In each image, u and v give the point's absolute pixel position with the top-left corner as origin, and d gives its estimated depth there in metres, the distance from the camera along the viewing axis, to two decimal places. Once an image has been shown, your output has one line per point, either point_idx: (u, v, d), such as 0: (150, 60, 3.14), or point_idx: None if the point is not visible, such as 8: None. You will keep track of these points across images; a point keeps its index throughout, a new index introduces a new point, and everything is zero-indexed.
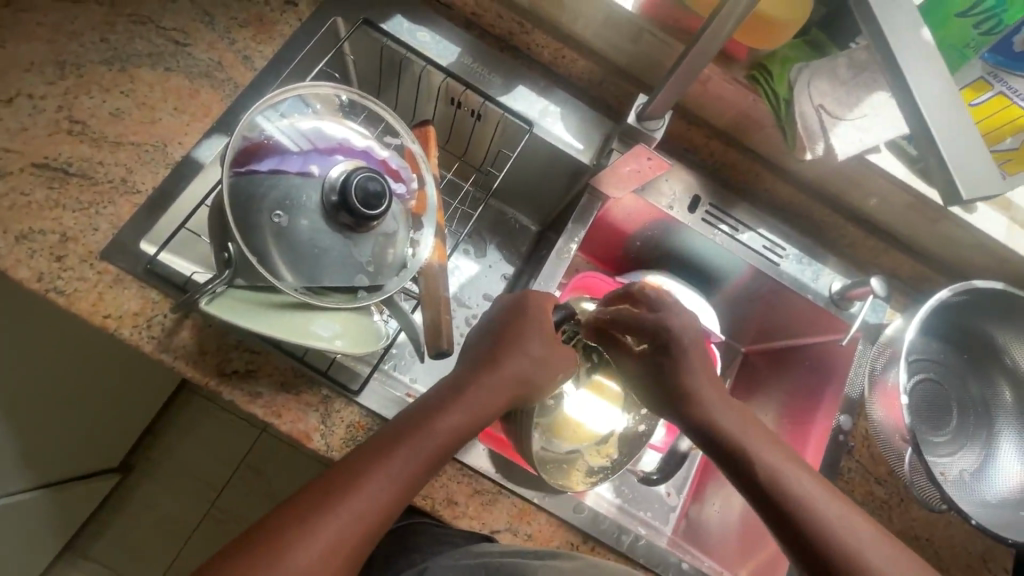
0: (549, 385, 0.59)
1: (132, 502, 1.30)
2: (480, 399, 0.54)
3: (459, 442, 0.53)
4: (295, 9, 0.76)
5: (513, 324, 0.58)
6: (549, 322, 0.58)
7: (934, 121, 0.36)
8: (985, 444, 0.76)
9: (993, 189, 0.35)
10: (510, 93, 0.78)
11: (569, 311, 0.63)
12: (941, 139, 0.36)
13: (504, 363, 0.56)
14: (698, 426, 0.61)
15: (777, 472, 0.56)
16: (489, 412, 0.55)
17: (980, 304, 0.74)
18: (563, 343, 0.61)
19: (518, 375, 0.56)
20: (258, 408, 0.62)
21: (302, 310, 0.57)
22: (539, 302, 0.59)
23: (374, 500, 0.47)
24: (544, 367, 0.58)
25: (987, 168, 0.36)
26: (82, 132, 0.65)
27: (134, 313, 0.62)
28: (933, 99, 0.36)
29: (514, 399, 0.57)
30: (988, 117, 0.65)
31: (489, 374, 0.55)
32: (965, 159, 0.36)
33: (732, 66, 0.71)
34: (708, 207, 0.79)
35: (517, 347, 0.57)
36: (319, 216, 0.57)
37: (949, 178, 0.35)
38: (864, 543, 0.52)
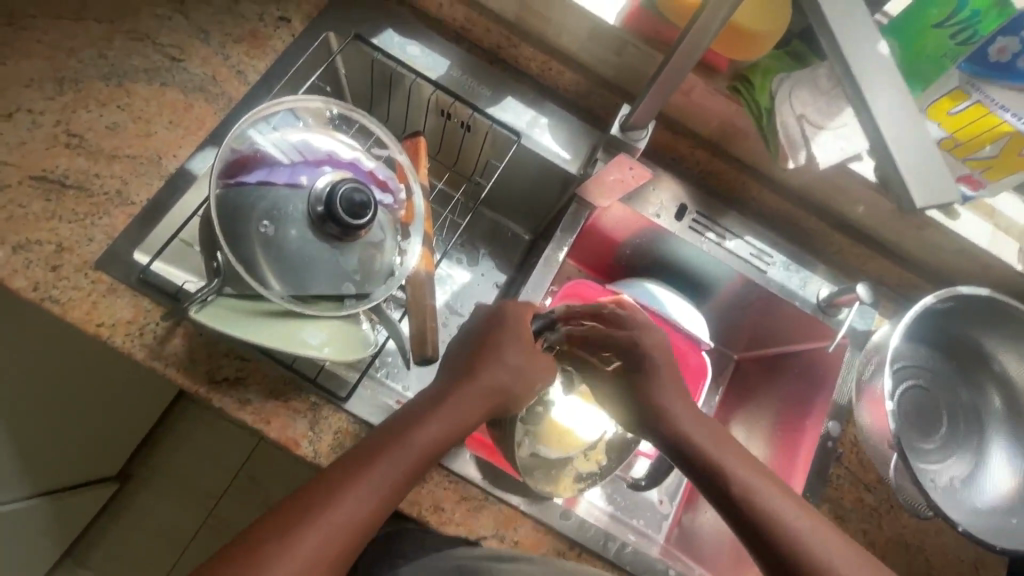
0: (528, 395, 0.59)
1: (131, 510, 1.31)
2: (459, 409, 0.55)
3: (439, 451, 0.54)
4: (288, 25, 0.78)
5: (491, 334, 0.58)
6: (528, 331, 0.59)
7: (889, 135, 0.37)
8: (976, 451, 0.76)
9: (948, 196, 0.37)
10: (498, 105, 0.80)
11: (548, 318, 0.63)
12: (896, 150, 0.37)
13: (482, 373, 0.56)
14: (671, 441, 0.61)
15: (755, 492, 0.56)
16: (469, 422, 0.55)
17: (967, 310, 0.74)
18: (543, 352, 0.61)
19: (497, 385, 0.56)
20: (247, 414, 0.63)
21: (289, 318, 0.58)
22: (517, 314, 0.60)
23: (353, 512, 0.48)
24: (524, 377, 0.58)
25: (944, 176, 0.37)
26: (80, 146, 0.67)
27: (127, 321, 0.63)
28: (894, 113, 0.37)
29: (494, 408, 0.57)
30: (965, 126, 0.66)
31: (467, 384, 0.56)
32: (920, 170, 0.37)
33: (714, 77, 0.72)
34: (695, 215, 0.80)
35: (495, 356, 0.57)
36: (306, 226, 0.58)
37: (905, 186, 0.37)
38: (831, 552, 0.53)
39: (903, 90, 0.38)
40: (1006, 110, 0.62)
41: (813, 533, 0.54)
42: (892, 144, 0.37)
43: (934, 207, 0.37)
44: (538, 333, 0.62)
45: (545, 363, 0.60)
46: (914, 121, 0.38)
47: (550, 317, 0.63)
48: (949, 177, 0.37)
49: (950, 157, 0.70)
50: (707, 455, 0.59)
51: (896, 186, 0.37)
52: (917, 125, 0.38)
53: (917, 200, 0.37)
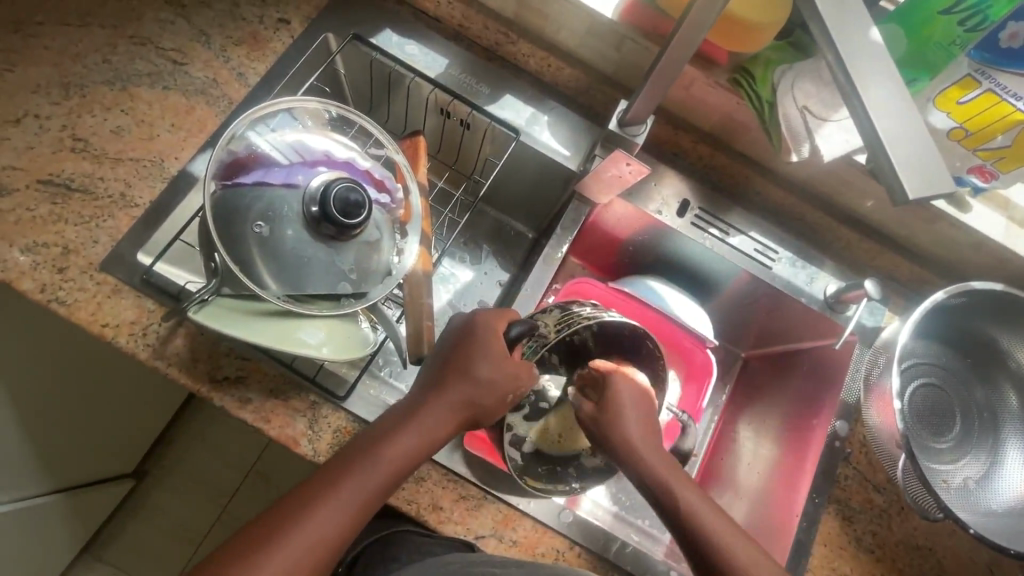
0: (503, 407, 0.58)
1: (146, 507, 1.34)
2: (427, 425, 0.54)
3: (410, 466, 0.54)
4: (288, 26, 0.78)
5: (461, 346, 0.57)
6: (501, 342, 0.58)
7: (881, 126, 0.36)
8: (991, 451, 0.73)
9: (944, 188, 0.35)
10: (497, 102, 0.79)
11: (528, 326, 0.59)
12: (889, 143, 0.36)
13: (451, 388, 0.56)
14: (649, 488, 0.59)
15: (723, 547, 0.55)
16: (439, 436, 0.55)
17: (982, 306, 0.72)
18: (523, 359, 0.59)
19: (467, 399, 0.56)
20: (247, 413, 0.64)
21: (288, 317, 0.59)
22: (488, 324, 0.58)
23: (320, 532, 0.48)
24: (498, 389, 0.57)
25: (940, 167, 0.35)
26: (85, 149, 0.68)
27: (130, 321, 0.64)
28: (889, 102, 0.36)
29: (465, 421, 0.57)
30: (976, 115, 0.63)
31: (435, 400, 0.55)
32: (915, 163, 0.35)
33: (714, 70, 0.71)
34: (697, 211, 0.79)
35: (464, 370, 0.56)
36: (302, 226, 0.58)
37: (895, 177, 0.35)
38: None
39: (899, 79, 0.37)
40: (1018, 98, 0.60)
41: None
42: (885, 137, 0.35)
43: (927, 200, 0.36)
44: (515, 340, 0.59)
45: (520, 369, 0.58)
46: (909, 111, 0.36)
47: (530, 323, 0.60)
48: (944, 169, 0.36)
49: (961, 147, 0.68)
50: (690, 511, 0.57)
51: (886, 176, 0.36)
52: (914, 115, 0.37)
53: (909, 191, 0.35)
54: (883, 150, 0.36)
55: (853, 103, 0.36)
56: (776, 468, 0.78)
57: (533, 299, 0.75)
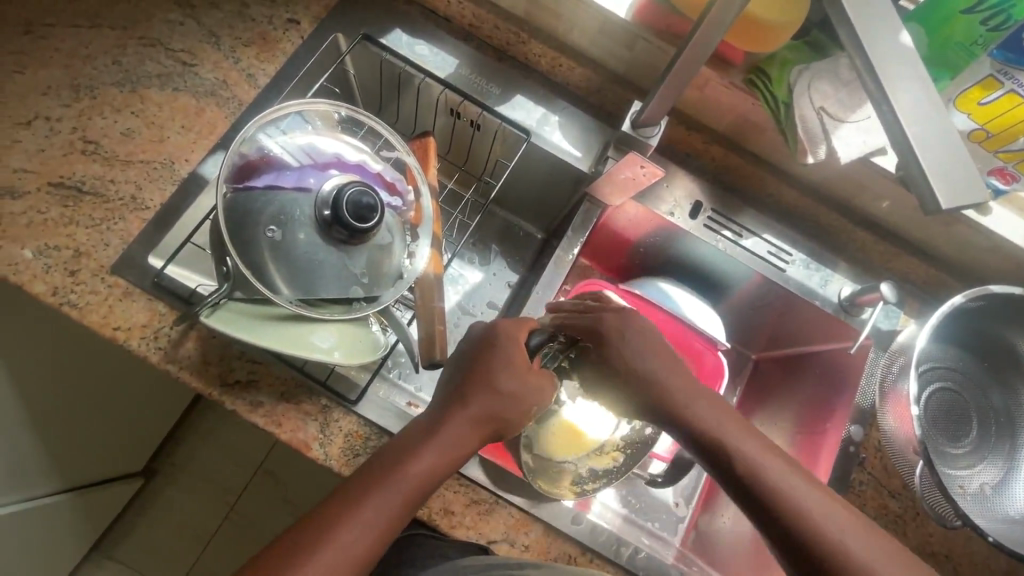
0: (524, 418, 0.57)
1: (155, 506, 1.35)
2: (450, 440, 0.54)
3: (433, 483, 0.53)
4: (297, 27, 0.78)
5: (481, 358, 0.56)
6: (523, 354, 0.57)
7: (911, 130, 0.35)
8: (1009, 456, 0.72)
9: (975, 198, 0.35)
10: (507, 103, 0.79)
11: (546, 335, 0.61)
12: (918, 148, 0.35)
13: (471, 402, 0.55)
14: (702, 442, 0.58)
15: (788, 494, 0.53)
16: (462, 452, 0.54)
17: (1000, 310, 0.71)
18: (541, 368, 0.60)
19: (489, 413, 0.55)
20: (259, 417, 0.64)
21: (301, 322, 0.59)
22: (511, 334, 0.58)
23: (347, 552, 0.48)
24: (520, 401, 0.56)
25: (970, 174, 0.35)
26: (95, 152, 0.68)
27: (141, 325, 0.64)
28: (918, 106, 0.35)
29: (489, 434, 0.56)
30: (997, 117, 0.63)
31: (456, 414, 0.54)
32: (942, 168, 0.35)
33: (729, 70, 0.70)
34: (710, 213, 0.78)
35: (485, 382, 0.55)
36: (313, 230, 0.58)
37: (926, 185, 0.35)
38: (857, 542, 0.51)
39: (929, 85, 0.36)
40: None
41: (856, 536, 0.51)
42: (916, 141, 0.35)
43: (956, 209, 0.35)
44: (535, 349, 0.60)
45: (542, 381, 0.58)
46: (939, 114, 0.36)
47: (549, 332, 0.62)
48: (976, 175, 0.35)
49: (981, 150, 0.67)
50: (730, 450, 0.56)
51: (917, 184, 0.35)
52: (942, 119, 0.36)
53: (940, 200, 0.34)
54: (911, 155, 0.36)
55: (881, 108, 0.36)
56: None
57: (543, 301, 0.75)
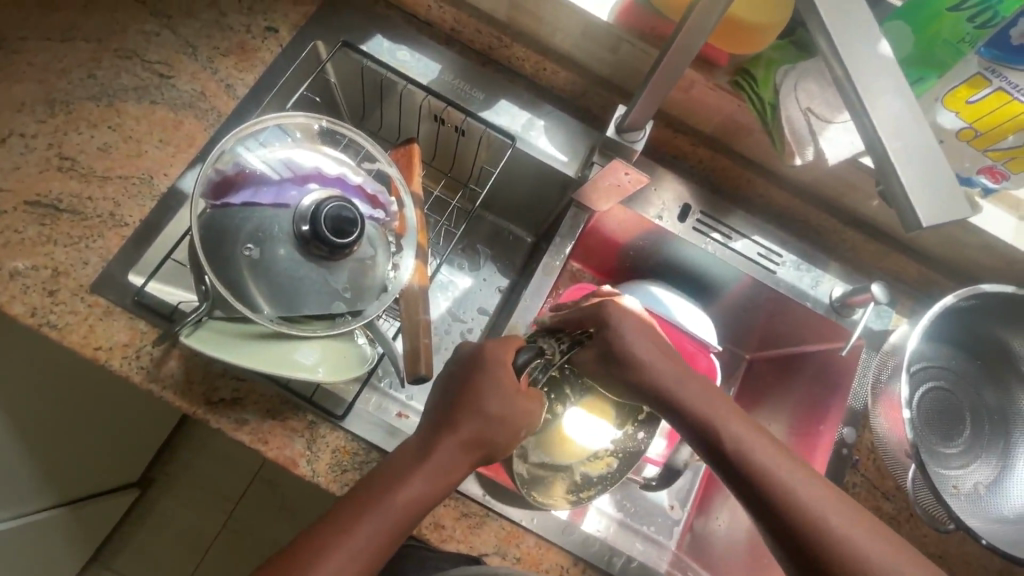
0: (512, 442, 0.56)
1: (152, 516, 1.34)
2: (439, 466, 0.53)
3: (421, 511, 0.52)
4: (276, 35, 0.77)
5: (470, 381, 0.56)
6: (510, 374, 0.56)
7: (889, 141, 0.34)
8: (1002, 455, 0.72)
9: (959, 213, 0.33)
10: (492, 108, 0.78)
11: (534, 352, 0.59)
12: (898, 163, 0.34)
13: (461, 426, 0.54)
14: (694, 427, 0.58)
15: (792, 489, 0.52)
16: (452, 477, 0.54)
17: (993, 309, 0.70)
18: (529, 387, 0.58)
19: (479, 436, 0.54)
20: (244, 434, 0.63)
21: (281, 340, 0.58)
22: (496, 355, 0.56)
23: None
24: (506, 425, 0.55)
25: (952, 188, 0.34)
26: (72, 168, 0.67)
27: (123, 343, 0.63)
28: (899, 117, 0.34)
29: (478, 459, 0.55)
30: (984, 116, 0.62)
31: (445, 438, 0.54)
32: (922, 182, 0.34)
33: (714, 72, 0.69)
34: (699, 215, 0.77)
35: (473, 406, 0.54)
36: (293, 246, 0.57)
37: (906, 201, 0.34)
38: (854, 534, 0.51)
39: (909, 94, 0.35)
40: None
41: (876, 547, 0.50)
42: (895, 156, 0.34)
43: (940, 224, 0.34)
44: (522, 367, 0.57)
45: (530, 404, 0.57)
46: (915, 126, 0.35)
47: (537, 349, 0.59)
48: (958, 187, 0.34)
49: (969, 148, 0.66)
50: (725, 438, 0.56)
51: (898, 201, 0.34)
52: (921, 131, 0.35)
53: (921, 217, 0.33)
54: (890, 168, 0.35)
55: (862, 120, 0.35)
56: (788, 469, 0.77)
57: (532, 308, 0.74)
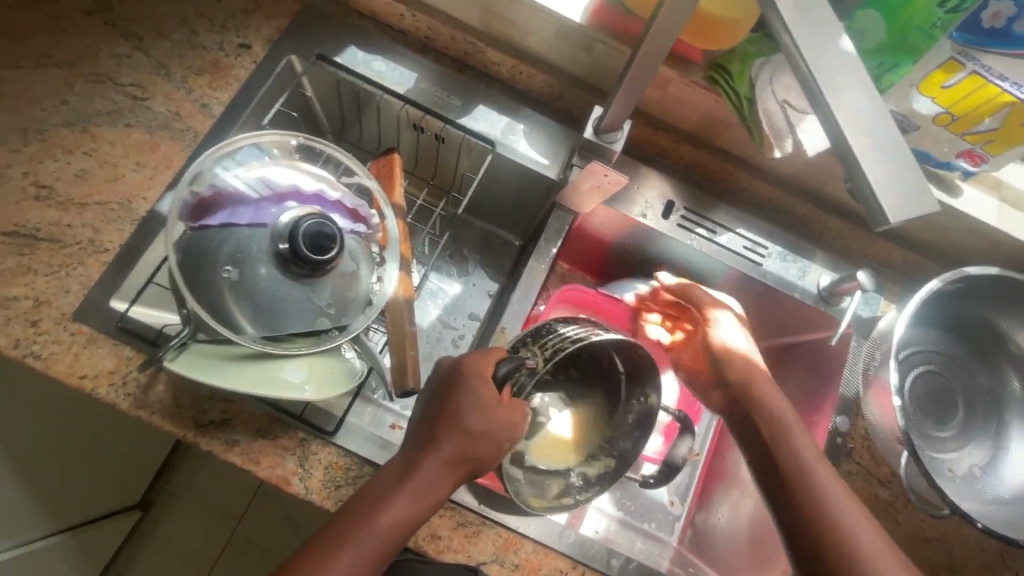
0: (497, 456, 0.56)
1: (156, 537, 1.34)
2: (423, 486, 0.53)
3: (405, 532, 0.52)
4: (249, 52, 0.76)
5: (450, 397, 0.55)
6: (489, 389, 0.56)
7: (855, 141, 0.34)
8: (995, 436, 0.72)
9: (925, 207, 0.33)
10: (470, 114, 0.77)
11: (516, 362, 0.58)
12: (865, 160, 0.34)
13: (443, 444, 0.54)
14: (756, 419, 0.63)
15: (817, 474, 0.57)
16: (436, 496, 0.54)
17: (981, 291, 0.70)
18: (511, 399, 0.58)
19: (462, 454, 0.54)
20: (236, 456, 0.63)
21: (265, 361, 0.58)
22: (474, 370, 0.56)
23: None
24: (491, 438, 0.55)
25: (917, 183, 0.34)
26: (49, 196, 0.66)
27: (109, 370, 0.62)
28: (864, 113, 0.34)
29: (462, 476, 0.55)
30: (960, 99, 0.62)
31: (428, 457, 0.54)
32: (890, 177, 0.34)
33: (689, 69, 0.69)
34: (683, 212, 0.77)
35: (454, 422, 0.54)
36: (272, 266, 0.56)
37: (871, 198, 0.34)
38: (852, 521, 0.54)
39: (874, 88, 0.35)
40: (1005, 79, 0.58)
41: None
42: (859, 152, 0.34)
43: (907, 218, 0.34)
44: (503, 379, 0.57)
45: (512, 415, 0.57)
46: (881, 121, 0.34)
47: (518, 359, 0.59)
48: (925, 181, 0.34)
49: (947, 132, 0.66)
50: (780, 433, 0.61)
51: (865, 199, 0.34)
52: (887, 127, 0.35)
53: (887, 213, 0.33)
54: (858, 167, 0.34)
55: (827, 121, 0.34)
56: None
57: (521, 313, 0.73)
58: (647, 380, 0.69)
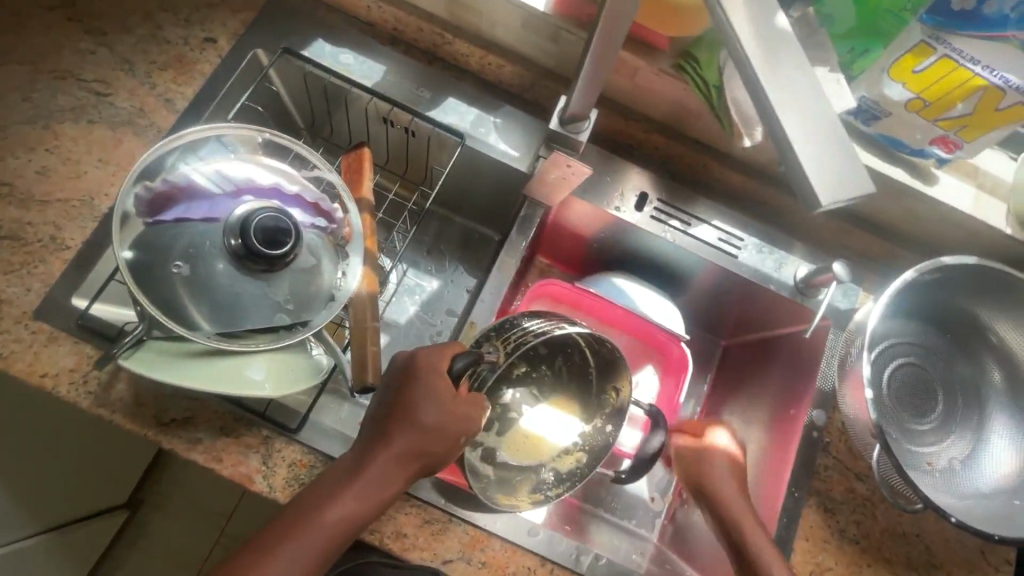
0: (454, 451, 0.55)
1: (145, 536, 1.33)
2: (374, 481, 0.52)
3: (354, 527, 0.52)
4: (215, 45, 0.75)
5: (405, 390, 0.55)
6: (446, 383, 0.55)
7: (790, 128, 0.33)
8: (976, 429, 0.71)
9: (856, 190, 0.33)
10: (438, 106, 0.76)
11: (473, 356, 0.57)
12: (798, 144, 0.33)
13: (396, 439, 0.53)
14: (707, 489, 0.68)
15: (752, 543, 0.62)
16: (388, 492, 0.53)
17: (958, 280, 0.69)
18: (469, 393, 0.57)
19: (415, 449, 0.53)
20: (198, 454, 0.62)
21: (221, 358, 0.57)
22: (432, 364, 0.55)
23: None
24: (446, 433, 0.54)
25: (850, 168, 0.33)
26: (10, 194, 0.66)
27: (70, 369, 0.62)
28: (794, 95, 0.33)
29: (416, 472, 0.54)
30: (932, 84, 0.60)
31: (380, 452, 0.53)
32: (821, 161, 0.33)
33: (656, 56, 0.68)
34: (656, 204, 0.76)
35: (408, 416, 0.53)
36: (227, 261, 0.56)
37: (806, 184, 0.33)
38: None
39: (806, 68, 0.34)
40: (976, 62, 0.57)
41: None
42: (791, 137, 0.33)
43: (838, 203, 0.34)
44: (459, 374, 0.55)
45: (471, 410, 0.56)
46: (812, 105, 0.34)
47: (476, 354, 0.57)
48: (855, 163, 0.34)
49: (920, 119, 0.64)
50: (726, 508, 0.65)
51: (799, 185, 0.34)
52: (816, 111, 0.34)
53: (818, 196, 0.33)
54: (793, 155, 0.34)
55: (765, 110, 0.34)
56: (767, 461, 0.74)
57: (490, 308, 0.72)
58: (616, 374, 0.69)
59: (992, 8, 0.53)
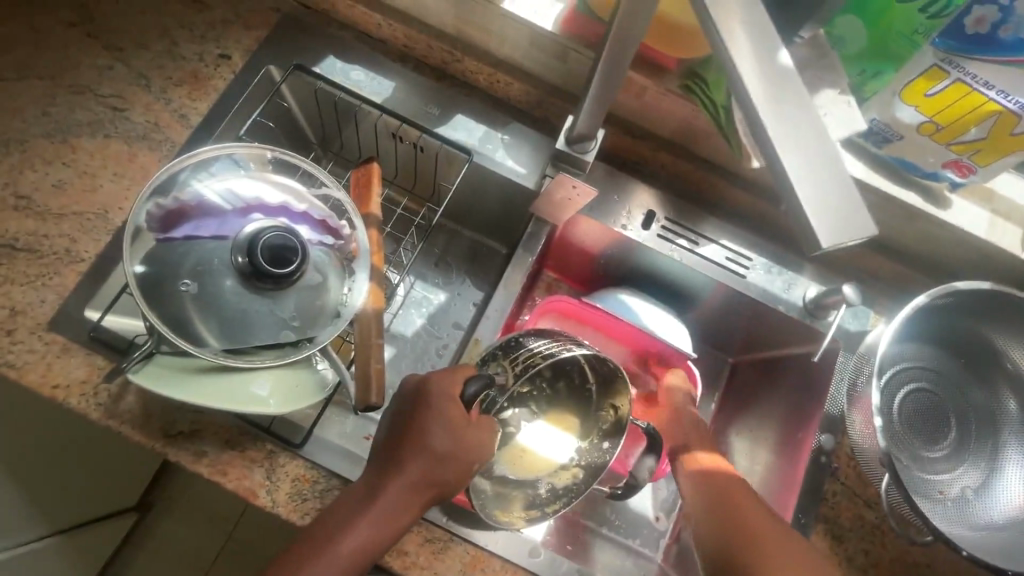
0: (465, 477, 0.56)
1: (153, 539, 1.35)
2: (388, 508, 0.53)
3: (370, 557, 0.52)
4: (229, 61, 0.76)
5: (416, 418, 0.55)
6: (456, 410, 0.55)
7: (789, 162, 0.34)
8: (989, 457, 0.69)
9: (855, 226, 0.34)
10: (448, 123, 0.77)
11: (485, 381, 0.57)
12: (797, 179, 0.34)
13: (408, 466, 0.54)
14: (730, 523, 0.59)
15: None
16: (403, 519, 0.53)
17: (970, 305, 0.67)
18: (478, 418, 0.57)
19: (427, 476, 0.54)
20: (203, 467, 0.63)
21: (227, 374, 0.57)
22: (442, 390, 0.55)
23: None
24: (457, 460, 0.54)
25: (847, 203, 0.34)
26: (28, 207, 0.67)
27: (81, 380, 0.63)
28: (795, 128, 0.34)
29: (429, 499, 0.55)
30: (945, 108, 0.59)
31: (393, 480, 0.53)
32: (818, 197, 0.34)
33: (663, 77, 0.69)
34: (663, 222, 0.76)
35: (420, 443, 0.54)
36: (234, 278, 0.57)
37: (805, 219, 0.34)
38: None
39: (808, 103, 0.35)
40: (991, 87, 0.55)
41: None
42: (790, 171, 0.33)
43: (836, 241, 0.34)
44: (471, 400, 0.56)
45: (482, 435, 0.57)
46: (814, 138, 0.34)
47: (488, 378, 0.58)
48: (855, 197, 0.34)
49: (933, 142, 0.63)
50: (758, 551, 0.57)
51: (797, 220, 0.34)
52: (821, 144, 0.34)
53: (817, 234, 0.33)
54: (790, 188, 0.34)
55: (760, 138, 0.34)
56: (775, 484, 0.73)
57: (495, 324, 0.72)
58: (618, 391, 0.68)
59: (1007, 33, 0.51)
